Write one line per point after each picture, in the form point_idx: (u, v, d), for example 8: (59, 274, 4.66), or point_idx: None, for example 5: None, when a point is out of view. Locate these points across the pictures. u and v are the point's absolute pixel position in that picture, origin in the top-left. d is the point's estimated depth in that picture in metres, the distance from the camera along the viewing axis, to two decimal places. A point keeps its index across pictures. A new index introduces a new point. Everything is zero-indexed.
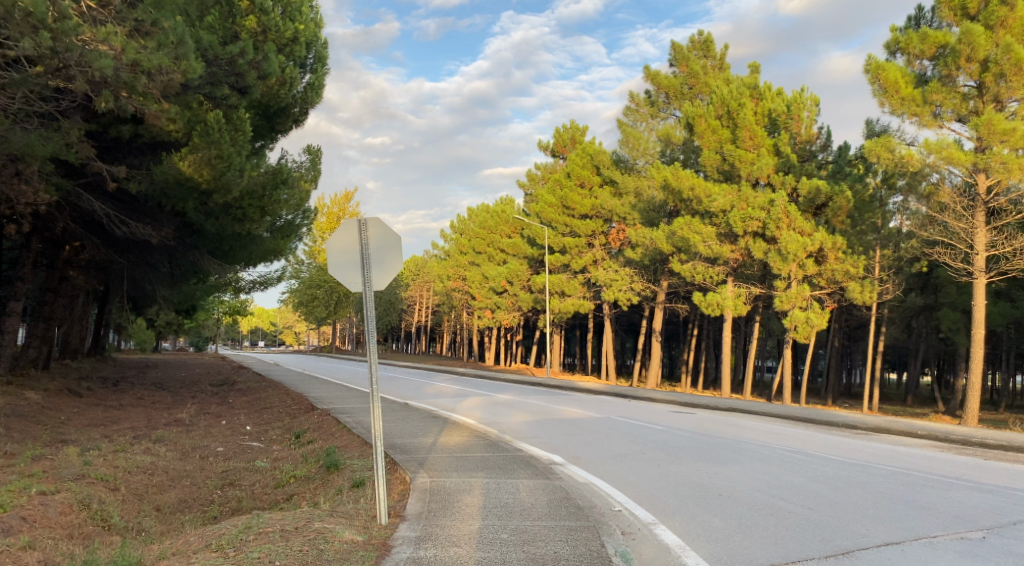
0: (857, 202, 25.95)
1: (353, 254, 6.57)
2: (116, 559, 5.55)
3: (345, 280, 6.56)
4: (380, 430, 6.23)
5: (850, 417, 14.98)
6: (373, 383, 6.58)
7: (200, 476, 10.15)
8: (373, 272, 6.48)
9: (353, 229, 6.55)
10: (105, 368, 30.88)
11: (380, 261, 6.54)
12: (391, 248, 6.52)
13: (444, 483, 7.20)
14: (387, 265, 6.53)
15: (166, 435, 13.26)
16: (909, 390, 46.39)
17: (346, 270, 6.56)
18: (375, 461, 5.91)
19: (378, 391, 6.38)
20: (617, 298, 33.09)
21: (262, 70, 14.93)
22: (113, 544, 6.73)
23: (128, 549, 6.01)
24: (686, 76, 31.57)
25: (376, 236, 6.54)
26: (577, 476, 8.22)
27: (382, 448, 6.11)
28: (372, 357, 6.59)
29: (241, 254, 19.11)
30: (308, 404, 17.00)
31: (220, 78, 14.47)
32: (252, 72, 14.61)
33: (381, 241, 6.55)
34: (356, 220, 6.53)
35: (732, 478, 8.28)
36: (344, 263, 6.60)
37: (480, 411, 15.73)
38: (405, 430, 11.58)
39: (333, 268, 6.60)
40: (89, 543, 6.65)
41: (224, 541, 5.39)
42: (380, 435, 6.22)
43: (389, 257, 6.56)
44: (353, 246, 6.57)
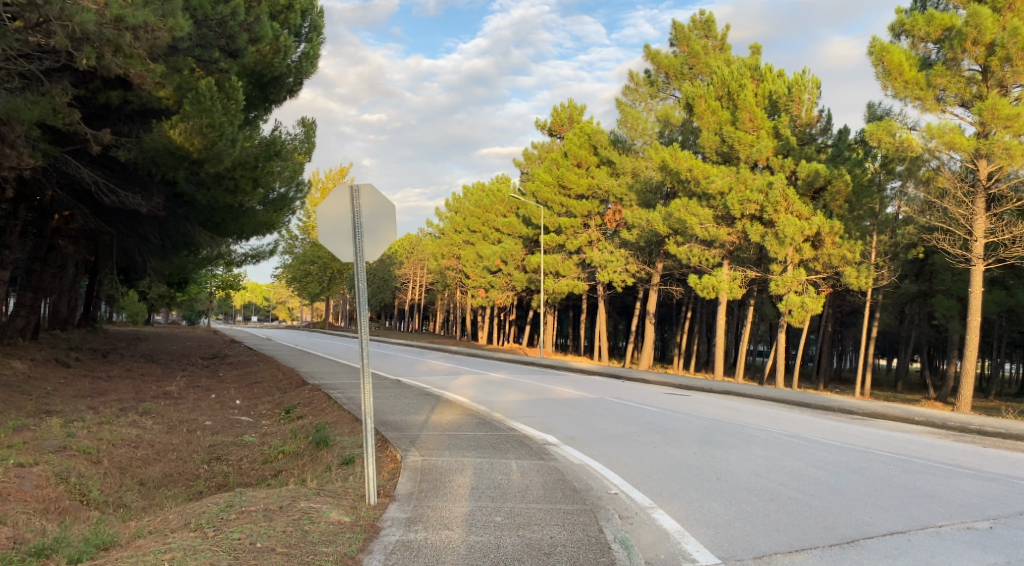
0: (856, 186, 25.80)
1: (344, 223, 6.28)
2: (89, 540, 5.33)
3: (335, 250, 6.27)
4: (370, 409, 5.96)
5: (845, 401, 14.91)
6: (364, 359, 6.32)
7: (186, 451, 9.93)
8: (365, 243, 6.23)
9: (346, 196, 6.28)
10: (95, 339, 30.61)
11: (373, 231, 6.30)
12: (385, 216, 6.29)
13: (437, 462, 6.99)
14: (380, 236, 6.29)
15: (153, 408, 13.04)
16: (900, 376, 46.53)
17: (336, 240, 6.27)
18: (365, 440, 5.69)
19: (370, 368, 6.11)
20: (612, 280, 32.89)
21: (254, 33, 14.38)
22: (91, 520, 6.53)
23: (103, 527, 5.80)
24: (686, 56, 31.22)
25: (368, 204, 6.29)
26: (572, 457, 8.06)
27: (373, 426, 5.88)
28: (363, 326, 6.33)
29: (232, 227, 18.81)
30: (299, 379, 16.81)
31: (210, 40, 13.97)
32: (243, 34, 14.09)
33: (375, 211, 6.31)
34: (349, 188, 6.27)
35: (730, 462, 8.13)
36: (335, 233, 6.31)
37: (473, 389, 15.56)
38: (397, 407, 11.41)
39: (323, 237, 6.30)
40: (64, 519, 6.44)
41: (204, 520, 5.18)
42: (370, 413, 5.94)
43: (382, 225, 6.33)
44: (344, 215, 6.31)
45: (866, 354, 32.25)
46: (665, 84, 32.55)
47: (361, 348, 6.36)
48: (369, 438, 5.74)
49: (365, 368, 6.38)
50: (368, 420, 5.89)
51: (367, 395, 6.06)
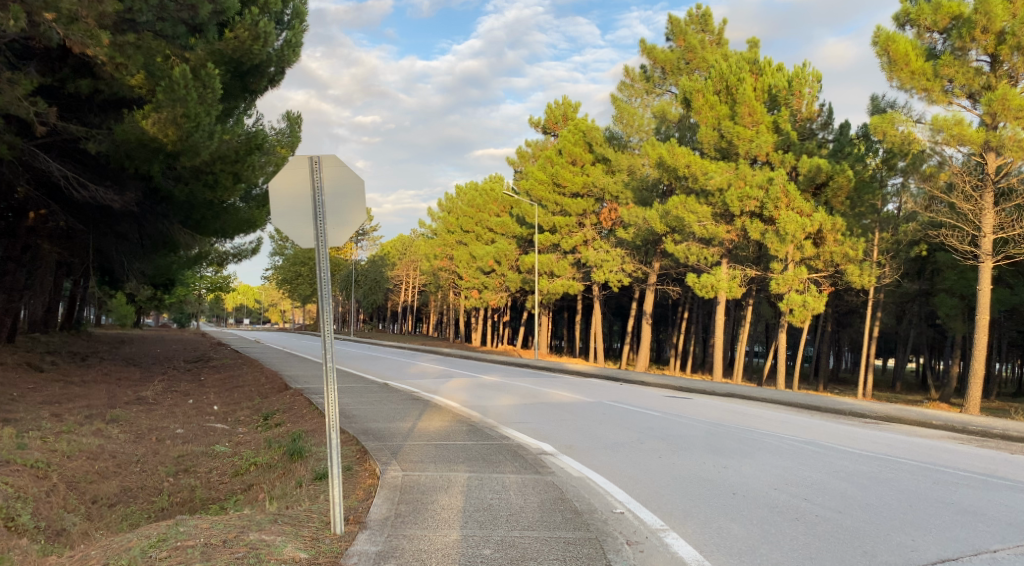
0: (858, 182, 25.19)
1: (303, 201, 5.55)
2: None
3: (293, 232, 5.53)
4: (336, 421, 5.15)
5: (854, 404, 14.18)
6: (330, 363, 5.52)
7: (151, 462, 9.16)
8: (329, 226, 5.49)
9: (304, 168, 5.53)
10: (77, 343, 29.62)
11: (337, 212, 5.54)
12: (353, 193, 5.54)
13: (419, 478, 6.22)
14: (346, 218, 5.54)
15: (122, 414, 12.24)
16: (898, 376, 45.85)
17: (294, 221, 5.54)
18: (330, 460, 4.92)
19: (335, 373, 5.29)
20: (608, 279, 32.14)
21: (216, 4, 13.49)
22: (15, 555, 5.71)
23: None
24: (683, 51, 30.66)
25: (332, 179, 5.55)
26: (570, 469, 7.33)
27: (340, 442, 5.11)
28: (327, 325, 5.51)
29: (214, 225, 18.00)
30: (281, 383, 16.03)
31: (171, 12, 13.21)
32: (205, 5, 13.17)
33: (340, 187, 5.54)
34: (308, 159, 5.50)
35: (744, 474, 7.41)
36: (293, 213, 5.58)
37: (464, 393, 14.79)
38: (381, 413, 10.61)
39: (277, 217, 5.55)
40: None
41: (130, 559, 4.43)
42: (336, 427, 5.13)
43: (350, 203, 5.58)
44: (305, 190, 5.55)
45: (867, 355, 31.54)
46: (662, 80, 31.91)
47: (325, 346, 5.57)
48: (333, 459, 4.97)
49: (330, 370, 5.58)
50: (334, 434, 5.10)
51: (332, 404, 5.25)
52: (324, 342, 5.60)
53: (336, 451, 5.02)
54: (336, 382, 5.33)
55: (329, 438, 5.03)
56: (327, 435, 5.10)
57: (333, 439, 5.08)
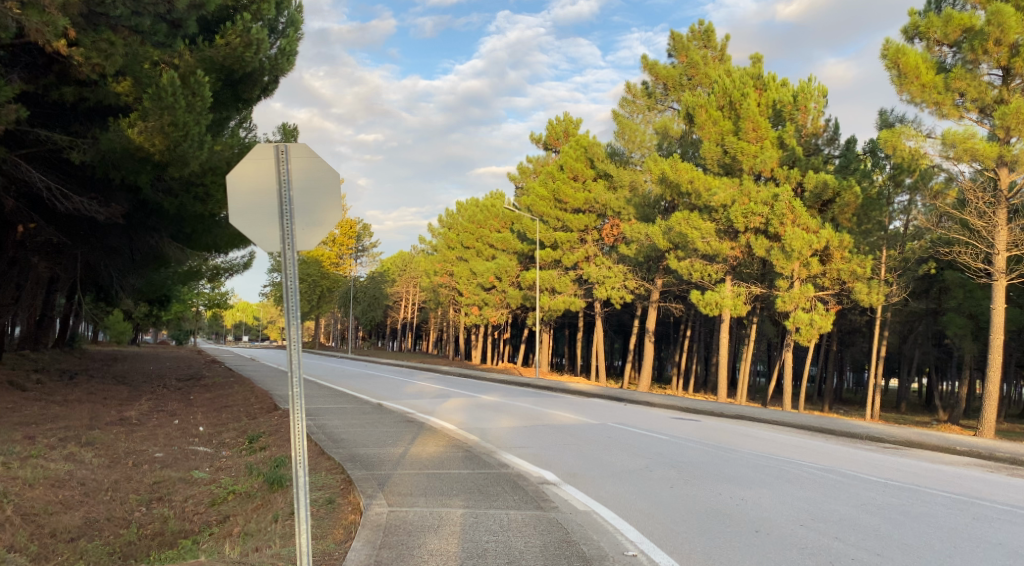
0: (866, 198, 24.70)
1: (266, 198, 4.95)
2: None
3: (253, 232, 4.90)
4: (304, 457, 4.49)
5: (869, 427, 13.58)
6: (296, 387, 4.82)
7: (123, 491, 8.52)
8: (297, 227, 4.92)
9: (269, 159, 4.95)
10: (67, 360, 28.93)
11: (307, 210, 4.98)
12: (324, 189, 4.99)
13: (406, 516, 5.56)
14: (316, 218, 4.99)
15: (100, 436, 11.61)
16: (904, 397, 45.13)
17: (255, 221, 4.92)
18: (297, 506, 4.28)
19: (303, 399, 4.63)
20: (610, 296, 31.55)
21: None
22: None
23: None
24: (685, 67, 30.29)
25: (300, 172, 4.99)
26: (575, 501, 6.74)
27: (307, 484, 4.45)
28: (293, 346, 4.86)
29: (205, 238, 17.44)
30: (272, 403, 15.42)
31: (146, 7, 12.57)
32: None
33: (311, 181, 5.00)
34: (274, 147, 4.91)
35: (764, 508, 6.83)
36: (254, 211, 4.97)
37: (461, 414, 14.19)
38: (372, 437, 9.99)
39: (237, 216, 4.91)
40: None
41: None
42: (304, 463, 4.47)
43: (322, 201, 5.04)
44: (269, 183, 4.94)
45: (875, 375, 30.86)
46: (663, 95, 31.55)
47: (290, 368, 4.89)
48: (300, 502, 4.31)
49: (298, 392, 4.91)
50: (301, 472, 4.44)
51: (300, 437, 4.58)
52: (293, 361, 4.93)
53: (304, 493, 4.36)
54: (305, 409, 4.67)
55: (295, 478, 4.37)
56: (293, 473, 4.44)
57: (300, 478, 4.42)
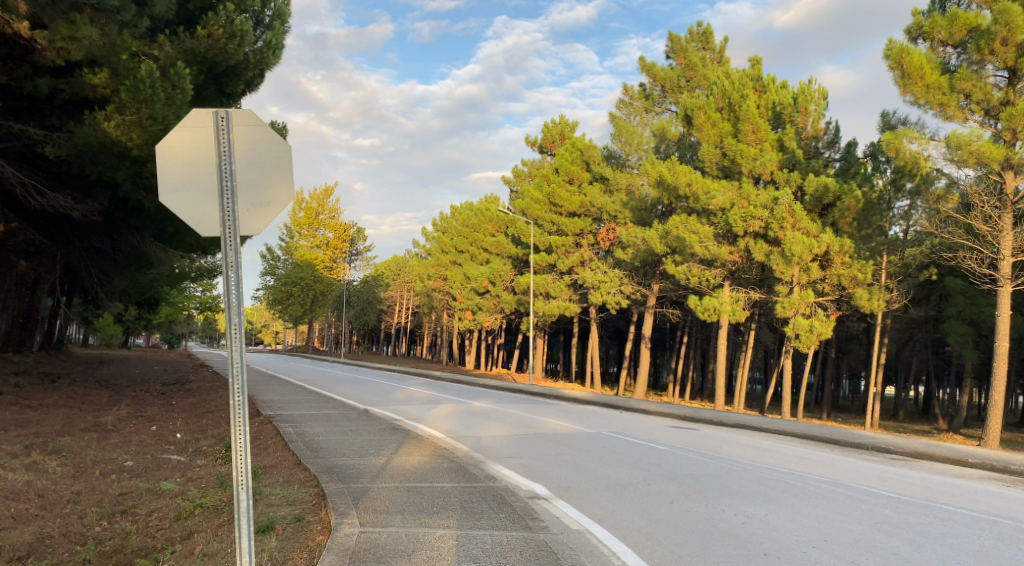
0: (867, 202, 24.24)
1: (205, 175, 4.66)
2: None
3: (190, 212, 4.62)
4: (246, 477, 4.34)
5: (873, 437, 13.09)
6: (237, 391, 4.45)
7: (85, 503, 7.94)
8: (240, 207, 4.62)
9: (209, 130, 4.65)
10: (51, 363, 28.21)
11: (251, 187, 4.68)
12: (270, 163, 4.68)
13: (378, 538, 5.02)
14: (262, 195, 4.68)
15: (68, 443, 11.02)
16: (901, 405, 44.62)
17: (192, 199, 4.64)
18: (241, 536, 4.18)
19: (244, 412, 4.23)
20: (605, 302, 31.02)
21: None
22: None
23: None
24: (683, 69, 29.90)
25: (243, 144, 4.67)
26: (566, 520, 6.21)
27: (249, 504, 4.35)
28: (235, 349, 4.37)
29: (189, 239, 16.89)
30: (254, 408, 14.85)
31: None
32: None
33: (256, 154, 4.68)
34: (213, 116, 4.60)
35: (772, 526, 6.31)
36: (191, 187, 4.68)
37: (450, 421, 13.63)
38: (353, 446, 9.44)
39: (171, 193, 4.62)
40: None
41: None
42: (246, 485, 4.32)
43: (269, 177, 4.73)
44: (208, 155, 4.66)
45: (875, 383, 30.33)
46: (661, 98, 31.12)
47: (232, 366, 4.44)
48: (242, 534, 4.22)
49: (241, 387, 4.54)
50: (243, 494, 4.31)
51: (242, 452, 4.34)
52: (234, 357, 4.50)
53: (247, 520, 4.27)
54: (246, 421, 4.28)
55: (237, 506, 4.25)
56: (235, 494, 4.31)
57: (243, 501, 4.30)
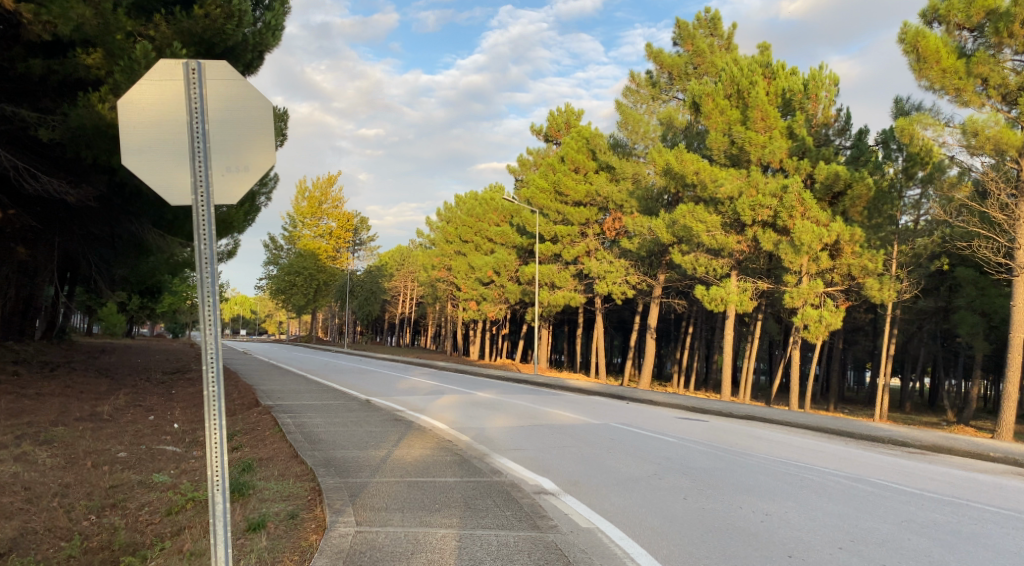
0: (878, 190, 23.79)
1: (173, 135, 4.04)
2: None
3: (156, 178, 3.99)
4: (223, 477, 3.82)
5: (888, 430, 12.71)
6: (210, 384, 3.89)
7: (73, 497, 7.64)
8: (214, 172, 4.01)
9: (177, 82, 4.00)
10: (51, 352, 27.94)
11: (227, 150, 4.06)
12: (249, 122, 4.07)
13: (375, 538, 4.70)
14: (239, 159, 4.08)
15: (61, 433, 10.72)
16: (907, 396, 44.25)
17: (157, 164, 4.01)
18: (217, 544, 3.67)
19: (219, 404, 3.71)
20: (610, 292, 30.67)
21: None
22: None
23: None
24: (691, 55, 29.42)
25: (218, 100, 4.05)
26: (576, 518, 5.86)
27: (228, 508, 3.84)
28: (211, 334, 3.80)
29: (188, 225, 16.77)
30: (253, 398, 14.53)
31: None
32: None
33: (232, 112, 4.06)
34: (182, 67, 3.95)
35: (794, 526, 5.96)
36: (157, 148, 4.04)
37: (453, 412, 13.30)
38: (353, 438, 9.11)
39: (134, 155, 3.98)
40: None
41: None
42: (223, 487, 3.81)
43: (248, 139, 4.12)
44: (177, 113, 4.01)
45: (884, 374, 29.93)
46: (668, 85, 30.67)
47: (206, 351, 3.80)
48: (218, 543, 3.71)
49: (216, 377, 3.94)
50: (220, 497, 3.81)
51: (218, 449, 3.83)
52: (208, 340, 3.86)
53: (224, 525, 3.79)
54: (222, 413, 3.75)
55: (212, 510, 3.76)
56: (210, 498, 3.80)
57: (220, 504, 3.81)
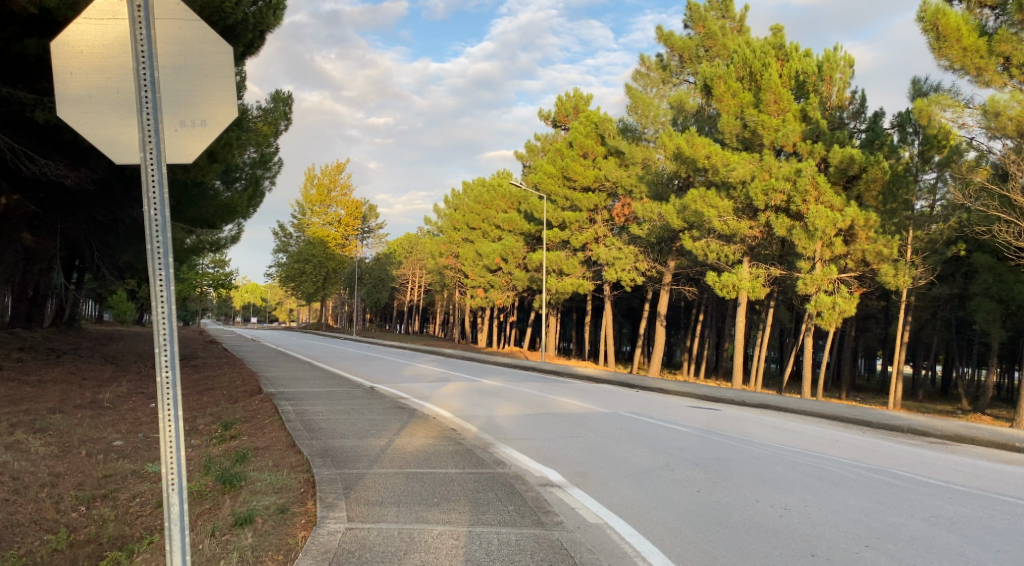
0: (894, 174, 23.26)
1: (120, 84, 3.56)
2: None
3: (101, 135, 3.54)
4: (179, 476, 3.36)
5: (908, 419, 12.32)
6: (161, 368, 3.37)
7: (63, 487, 7.39)
8: (167, 130, 3.59)
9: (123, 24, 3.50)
10: (59, 339, 27.85)
11: (182, 103, 3.62)
12: (207, 73, 3.65)
13: (366, 536, 4.40)
14: (195, 113, 3.63)
15: (58, 421, 10.50)
16: (919, 384, 43.80)
17: (102, 120, 3.56)
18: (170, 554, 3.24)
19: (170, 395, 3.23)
20: (619, 278, 30.31)
21: None
22: None
23: None
24: (702, 38, 28.88)
25: (170, 50, 3.61)
26: (584, 514, 5.53)
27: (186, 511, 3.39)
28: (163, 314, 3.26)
29: (191, 211, 16.62)
30: (255, 386, 14.29)
31: None
32: None
33: (187, 63, 3.63)
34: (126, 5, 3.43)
35: (815, 522, 5.61)
36: (101, 101, 3.57)
37: (459, 400, 13.01)
38: (354, 426, 8.83)
39: (74, 108, 3.52)
40: None
41: None
42: (178, 488, 3.35)
43: (203, 90, 3.66)
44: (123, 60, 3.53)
45: (899, 362, 29.46)
46: (679, 68, 30.16)
47: (157, 330, 3.28)
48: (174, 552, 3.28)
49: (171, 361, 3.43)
50: (176, 499, 3.34)
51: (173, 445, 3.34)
52: (160, 318, 3.34)
53: (179, 532, 3.34)
54: (176, 406, 3.28)
55: (165, 514, 3.28)
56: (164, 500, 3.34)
57: (175, 507, 3.34)
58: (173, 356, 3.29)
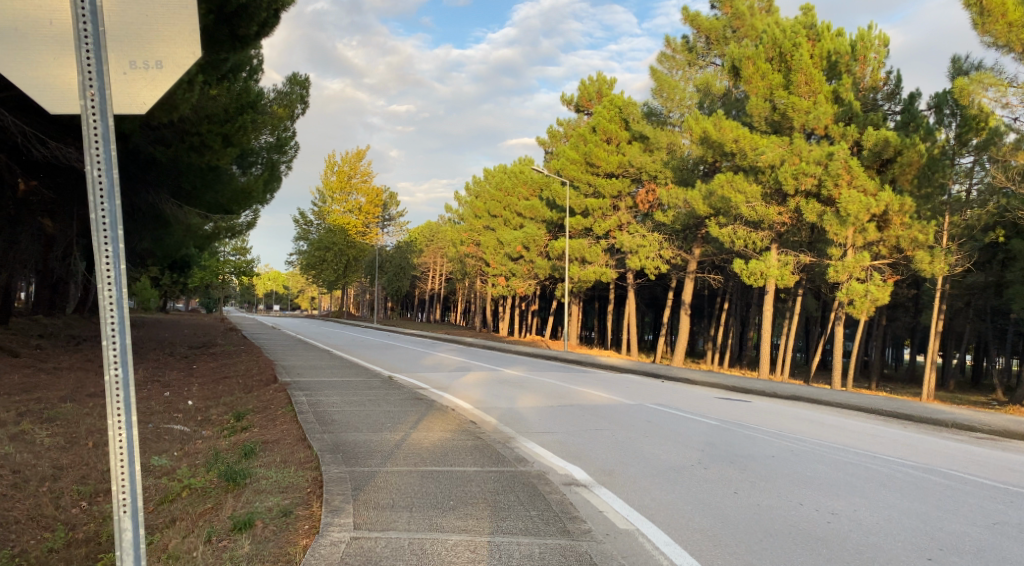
0: (931, 157, 22.38)
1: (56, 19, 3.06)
2: None
3: (33, 79, 3.02)
4: (133, 495, 2.99)
5: (951, 412, 11.71)
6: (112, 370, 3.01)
7: (65, 481, 7.08)
8: (113, 75, 3.09)
9: None
10: (81, 326, 27.83)
11: (132, 44, 3.12)
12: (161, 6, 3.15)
13: (372, 548, 3.98)
14: (146, 52, 3.13)
15: (68, 410, 10.22)
16: (950, 373, 42.78)
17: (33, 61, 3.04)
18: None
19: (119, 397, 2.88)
20: (643, 266, 29.72)
21: None
22: None
23: None
24: (730, 19, 28.04)
25: None
26: (613, 520, 5.06)
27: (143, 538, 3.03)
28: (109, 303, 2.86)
29: (207, 196, 16.39)
30: (271, 374, 13.99)
31: None
32: None
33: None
34: None
35: (868, 532, 5.12)
36: (31, 40, 3.05)
37: (479, 390, 12.58)
38: (369, 419, 8.45)
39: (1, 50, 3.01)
40: None
41: None
42: (132, 507, 2.98)
43: (155, 27, 3.16)
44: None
45: (932, 352, 28.60)
46: (706, 50, 29.34)
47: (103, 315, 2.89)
48: None
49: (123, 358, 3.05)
50: (129, 521, 2.99)
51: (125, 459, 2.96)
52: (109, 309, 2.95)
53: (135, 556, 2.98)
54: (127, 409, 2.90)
55: (116, 541, 2.94)
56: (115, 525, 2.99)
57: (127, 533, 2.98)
58: (122, 352, 2.92)
